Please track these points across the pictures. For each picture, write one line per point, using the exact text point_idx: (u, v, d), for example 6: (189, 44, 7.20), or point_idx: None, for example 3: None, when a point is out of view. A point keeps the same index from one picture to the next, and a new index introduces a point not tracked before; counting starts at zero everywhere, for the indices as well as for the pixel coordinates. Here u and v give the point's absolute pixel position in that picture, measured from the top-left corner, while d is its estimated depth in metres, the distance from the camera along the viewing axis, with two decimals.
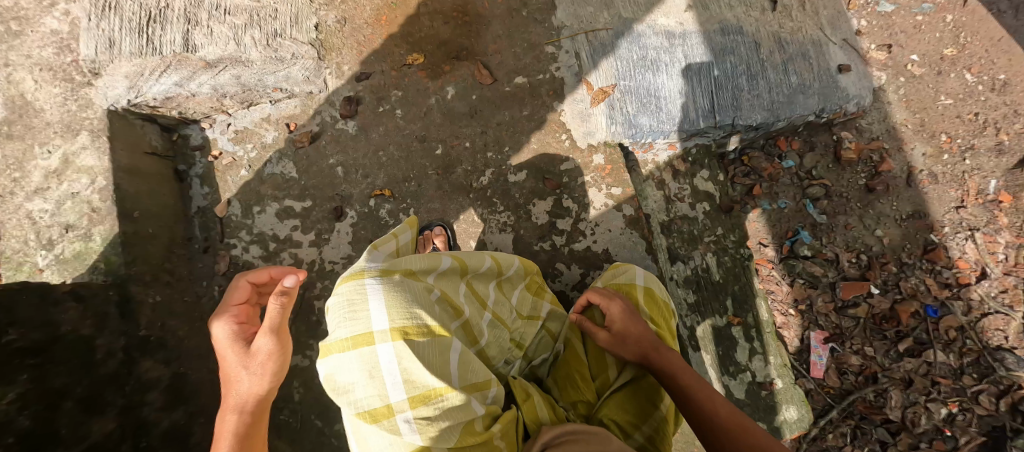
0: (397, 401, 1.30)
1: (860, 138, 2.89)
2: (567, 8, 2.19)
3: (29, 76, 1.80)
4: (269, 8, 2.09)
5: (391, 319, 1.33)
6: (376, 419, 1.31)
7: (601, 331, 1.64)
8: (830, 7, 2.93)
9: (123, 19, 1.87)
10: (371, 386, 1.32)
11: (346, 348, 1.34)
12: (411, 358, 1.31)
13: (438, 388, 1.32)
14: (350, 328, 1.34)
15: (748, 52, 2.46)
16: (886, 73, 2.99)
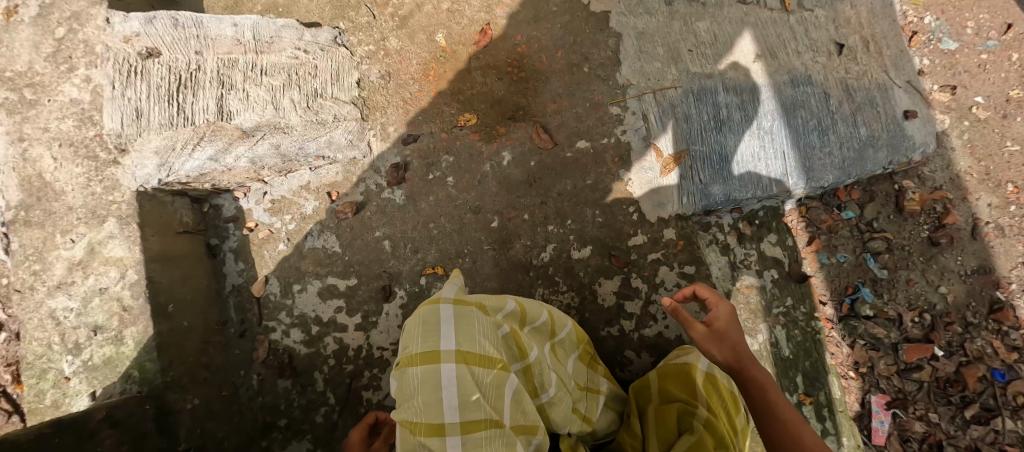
0: (451, 422, 1.21)
1: (923, 187, 2.50)
2: (633, 64, 2.00)
3: (47, 152, 1.61)
4: (308, 64, 1.90)
5: (461, 343, 1.29)
6: (424, 436, 1.21)
7: (698, 324, 1.64)
8: (893, 46, 2.61)
9: (151, 86, 1.68)
10: (427, 403, 1.23)
11: (413, 363, 1.28)
12: (473, 380, 1.26)
13: (490, 419, 1.24)
14: (419, 345, 1.30)
15: (818, 104, 2.28)
16: (949, 117, 2.58)
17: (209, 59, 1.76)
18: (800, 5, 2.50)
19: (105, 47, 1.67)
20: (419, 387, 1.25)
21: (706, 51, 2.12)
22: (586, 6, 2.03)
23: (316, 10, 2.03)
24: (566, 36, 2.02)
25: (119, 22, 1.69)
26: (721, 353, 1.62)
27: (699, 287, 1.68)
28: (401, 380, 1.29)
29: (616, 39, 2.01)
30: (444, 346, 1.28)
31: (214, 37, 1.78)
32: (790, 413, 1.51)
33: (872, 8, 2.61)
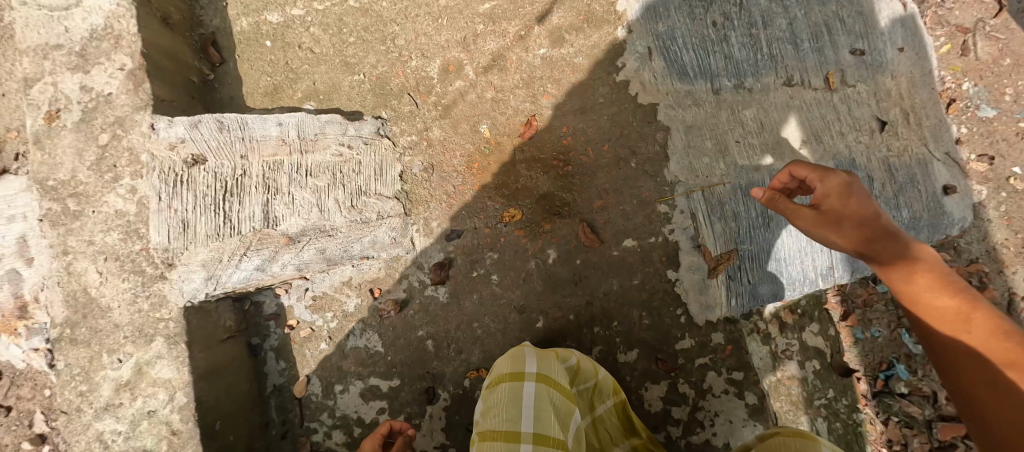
0: (525, 431, 1.30)
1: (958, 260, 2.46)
2: (682, 160, 1.96)
3: (92, 266, 1.58)
4: (352, 160, 1.85)
5: (543, 369, 1.45)
6: (502, 440, 1.31)
7: (805, 210, 1.45)
8: (933, 115, 2.46)
9: (197, 195, 1.64)
10: (507, 414, 1.35)
11: (499, 385, 1.46)
12: (548, 399, 1.37)
13: (559, 440, 1.31)
14: (504, 373, 1.49)
15: (864, 189, 2.26)
16: (986, 188, 2.48)
17: (254, 163, 1.72)
18: (843, 80, 2.41)
19: (151, 154, 1.63)
20: (500, 400, 1.41)
21: (754, 141, 2.07)
22: (634, 97, 1.98)
23: (357, 96, 1.99)
24: (614, 129, 1.97)
25: (164, 128, 1.65)
26: (844, 238, 1.44)
27: (799, 165, 1.49)
28: (486, 400, 1.46)
29: (664, 133, 1.97)
30: (527, 370, 1.45)
31: (260, 138, 1.74)
32: (945, 295, 1.31)
33: (910, 77, 2.46)
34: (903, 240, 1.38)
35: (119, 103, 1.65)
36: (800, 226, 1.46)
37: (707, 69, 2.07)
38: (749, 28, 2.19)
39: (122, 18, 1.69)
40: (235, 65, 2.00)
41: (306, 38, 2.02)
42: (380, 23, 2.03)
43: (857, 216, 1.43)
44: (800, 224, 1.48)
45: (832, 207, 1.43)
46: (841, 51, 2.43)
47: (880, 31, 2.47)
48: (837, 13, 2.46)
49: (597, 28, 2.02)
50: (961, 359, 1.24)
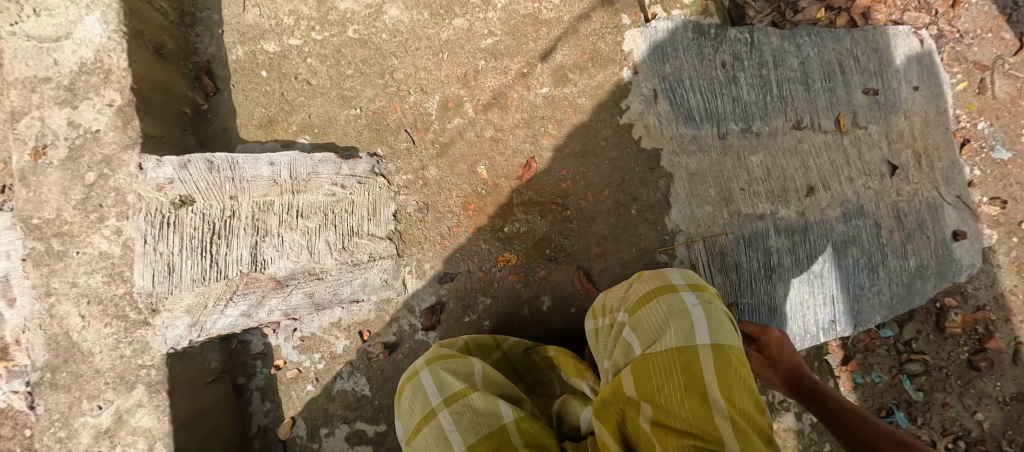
0: (437, 402, 1.35)
1: (965, 306, 2.38)
2: (683, 208, 1.91)
3: (74, 309, 1.55)
4: (345, 200, 1.81)
5: (431, 355, 1.50)
6: (427, 421, 1.34)
7: (753, 354, 1.69)
8: (946, 156, 2.36)
9: (184, 238, 1.61)
10: (417, 404, 1.39)
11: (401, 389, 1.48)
12: (441, 370, 1.41)
13: (465, 389, 1.36)
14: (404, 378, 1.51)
15: (870, 237, 2.15)
16: (996, 232, 2.42)
17: (244, 203, 1.68)
18: (854, 122, 2.32)
19: (137, 195, 1.60)
20: (407, 401, 1.43)
21: (759, 188, 2.01)
22: (637, 141, 1.93)
23: (353, 131, 1.94)
24: (615, 174, 1.92)
25: (152, 167, 1.61)
26: (781, 379, 1.65)
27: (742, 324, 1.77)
28: (399, 408, 1.46)
29: (667, 179, 1.91)
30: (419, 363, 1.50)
31: (250, 178, 1.70)
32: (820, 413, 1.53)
33: (925, 116, 2.37)
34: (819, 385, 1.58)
35: (107, 140, 1.61)
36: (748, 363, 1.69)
37: (714, 111, 2.00)
38: (758, 69, 2.13)
39: (112, 51, 1.65)
40: (230, 95, 1.96)
41: (303, 69, 1.97)
42: (379, 56, 1.98)
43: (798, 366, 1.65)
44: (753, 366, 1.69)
45: (778, 356, 1.66)
46: (854, 90, 2.34)
47: (895, 69, 2.40)
48: (852, 51, 2.40)
49: (602, 68, 1.96)
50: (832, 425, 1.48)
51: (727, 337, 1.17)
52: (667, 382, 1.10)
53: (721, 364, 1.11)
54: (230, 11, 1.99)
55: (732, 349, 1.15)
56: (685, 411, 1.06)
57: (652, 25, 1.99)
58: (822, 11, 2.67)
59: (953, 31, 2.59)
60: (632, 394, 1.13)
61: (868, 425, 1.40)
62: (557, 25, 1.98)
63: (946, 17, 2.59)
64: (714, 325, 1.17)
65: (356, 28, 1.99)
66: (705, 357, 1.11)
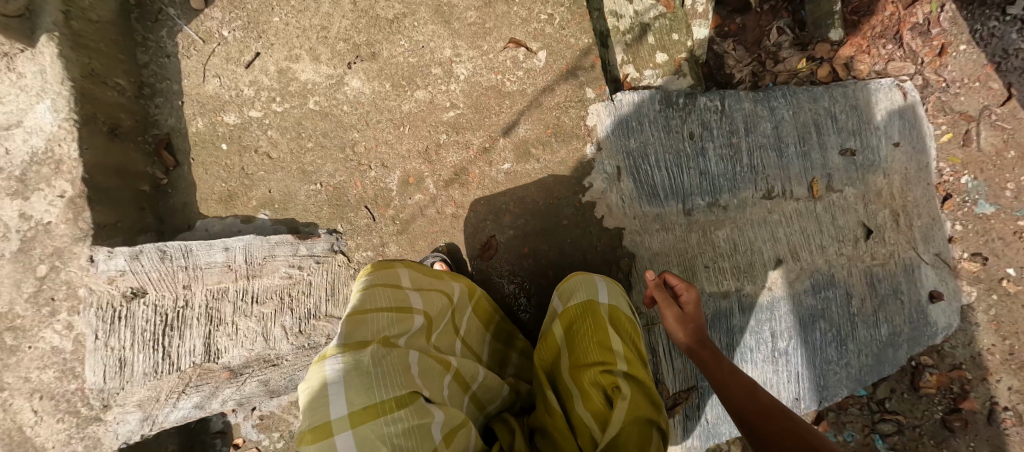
0: None
1: (941, 365, 2.32)
2: (646, 288, 1.90)
3: (27, 404, 1.58)
4: (302, 282, 1.81)
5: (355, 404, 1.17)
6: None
7: (671, 308, 1.59)
8: (925, 213, 2.32)
9: (135, 331, 1.64)
10: None
11: (359, 422, 1.15)
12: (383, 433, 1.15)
13: None
14: (355, 399, 1.17)
15: (841, 308, 2.11)
16: (977, 288, 2.31)
17: (197, 291, 1.70)
18: (829, 186, 2.28)
19: (88, 288, 1.62)
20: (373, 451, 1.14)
21: (724, 264, 1.99)
22: (600, 220, 1.91)
23: (314, 207, 1.93)
24: (577, 253, 1.91)
25: (104, 259, 1.63)
26: (686, 337, 1.56)
27: (663, 276, 1.63)
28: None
29: (629, 259, 1.90)
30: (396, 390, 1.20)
31: (205, 266, 1.71)
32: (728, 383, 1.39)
33: (905, 175, 2.32)
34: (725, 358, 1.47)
35: (58, 233, 1.63)
36: (666, 319, 1.58)
37: (680, 186, 1.97)
38: (729, 137, 2.10)
39: (63, 141, 1.65)
40: (190, 168, 1.94)
41: (263, 141, 1.95)
42: (340, 128, 1.95)
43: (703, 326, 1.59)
44: (667, 321, 1.59)
45: (691, 315, 1.58)
46: (830, 152, 2.30)
47: (875, 125, 2.35)
48: (829, 109, 2.34)
49: (566, 143, 1.93)
50: (742, 402, 1.33)
51: (621, 300, 1.58)
52: (581, 332, 1.49)
53: (617, 317, 1.53)
54: (190, 82, 1.96)
55: (625, 308, 1.57)
56: (592, 349, 1.45)
57: (617, 98, 1.96)
58: (804, 61, 2.56)
59: (939, 79, 2.46)
60: (556, 341, 1.53)
61: (757, 399, 1.31)
62: (521, 98, 1.95)
63: (932, 65, 2.45)
64: (614, 295, 1.58)
65: (318, 99, 1.96)
66: (606, 311, 1.53)
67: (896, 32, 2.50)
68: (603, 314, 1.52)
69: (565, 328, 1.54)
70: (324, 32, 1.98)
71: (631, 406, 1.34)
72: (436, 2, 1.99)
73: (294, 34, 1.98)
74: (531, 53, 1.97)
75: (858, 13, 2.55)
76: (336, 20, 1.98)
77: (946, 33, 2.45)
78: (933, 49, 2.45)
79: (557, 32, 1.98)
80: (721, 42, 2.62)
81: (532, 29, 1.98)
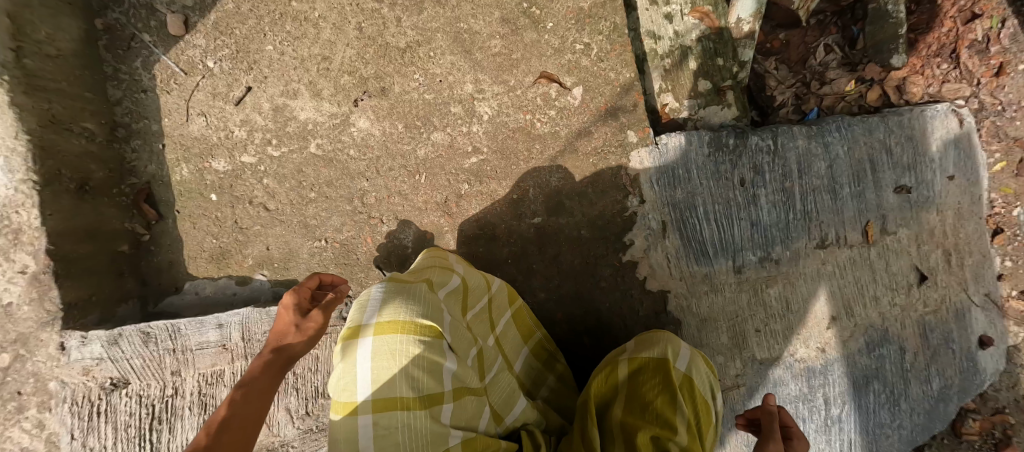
0: (370, 398, 1.17)
1: (984, 410, 2.10)
2: None
3: None
4: (307, 357, 1.63)
5: (386, 317, 1.24)
6: (403, 410, 1.17)
7: (778, 442, 1.33)
8: (976, 250, 2.14)
9: (117, 427, 1.45)
10: (345, 377, 1.21)
11: (382, 333, 1.22)
12: (398, 348, 1.20)
13: (408, 400, 1.17)
14: (389, 315, 1.24)
15: (894, 366, 2.05)
16: None
17: (188, 377, 1.50)
18: (883, 229, 2.08)
19: (61, 381, 1.42)
20: (385, 363, 1.19)
21: (776, 326, 1.81)
22: (642, 281, 1.71)
23: (318, 266, 1.70)
24: (617, 318, 1.71)
25: (77, 346, 1.42)
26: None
27: (780, 411, 1.43)
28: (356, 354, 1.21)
29: (674, 326, 1.72)
30: (426, 322, 1.24)
31: (196, 347, 1.50)
32: None
33: (959, 210, 2.12)
34: None
35: (22, 315, 1.40)
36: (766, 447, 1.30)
37: (729, 242, 1.77)
38: (781, 181, 1.88)
39: (20, 207, 1.41)
40: (176, 221, 1.69)
41: (259, 191, 1.70)
42: (346, 177, 1.71)
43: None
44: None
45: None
46: (885, 191, 2.09)
47: (930, 158, 2.12)
48: (884, 142, 2.11)
49: (603, 194, 1.72)
50: None
51: (704, 379, 1.37)
52: (647, 388, 1.33)
53: (693, 391, 1.33)
54: (171, 122, 1.70)
55: (706, 389, 1.36)
56: (651, 414, 1.28)
57: (662, 141, 1.73)
58: (854, 83, 2.30)
59: (993, 102, 2.17)
60: (616, 382, 1.38)
61: None
62: (553, 141, 1.72)
63: (987, 86, 2.16)
64: (697, 372, 1.36)
65: (320, 142, 1.71)
66: (683, 380, 1.33)
67: (952, 50, 2.21)
68: (677, 381, 1.32)
69: (631, 373, 1.38)
70: (325, 62, 1.72)
71: None
72: (454, 28, 1.73)
73: (290, 65, 1.72)
74: (564, 89, 1.72)
75: (915, 30, 2.29)
76: (339, 49, 1.72)
77: (1005, 52, 2.15)
78: (989, 68, 2.16)
79: (593, 64, 1.73)
80: (762, 60, 2.36)
81: (566, 61, 1.73)
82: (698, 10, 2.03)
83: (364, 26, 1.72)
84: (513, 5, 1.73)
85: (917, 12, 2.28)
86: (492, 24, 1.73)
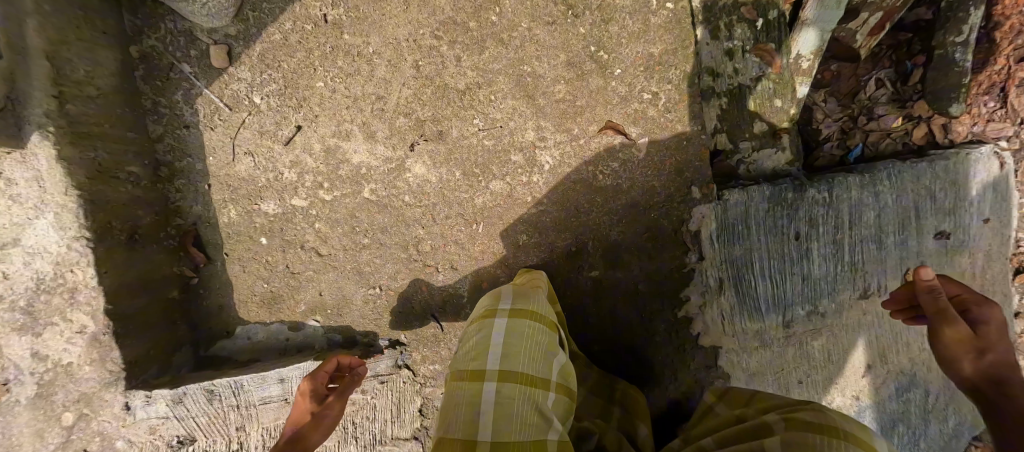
0: (496, 367, 1.22)
1: None
2: None
3: None
4: (365, 407, 1.63)
5: (518, 304, 1.34)
6: (524, 387, 1.20)
7: (961, 324, 1.13)
8: (999, 289, 2.20)
9: None
10: (475, 350, 1.26)
11: (516, 316, 1.31)
12: (526, 330, 1.28)
13: (530, 376, 1.22)
14: (521, 302, 1.35)
15: None
16: None
17: (252, 431, 1.52)
18: None
19: (127, 440, 1.42)
20: (516, 340, 1.26)
21: (818, 376, 1.91)
22: (696, 337, 1.75)
23: (372, 314, 1.67)
24: (667, 369, 1.76)
25: (141, 406, 1.40)
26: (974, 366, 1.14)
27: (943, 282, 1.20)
28: (490, 327, 1.29)
29: (723, 380, 1.76)
30: (550, 320, 1.35)
31: (259, 403, 1.50)
32: None
33: (988, 252, 2.16)
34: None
35: (84, 376, 1.36)
36: (945, 336, 1.13)
37: (780, 297, 1.75)
38: (833, 234, 1.88)
39: (76, 265, 1.33)
40: (224, 265, 1.64)
41: (311, 236, 1.65)
42: (401, 223, 1.66)
43: (1003, 361, 1.13)
44: (944, 344, 1.13)
45: (984, 340, 1.13)
46: (926, 237, 2.10)
47: (969, 201, 2.12)
48: (930, 188, 2.08)
49: (661, 248, 1.72)
50: None
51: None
52: None
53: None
54: (217, 160, 1.62)
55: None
56: None
57: (726, 197, 1.69)
58: (901, 120, 2.22)
59: None
60: None
61: None
62: (615, 194, 1.68)
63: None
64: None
65: (374, 187, 1.65)
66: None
67: (1000, 88, 2.10)
68: None
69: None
70: (380, 103, 1.63)
71: None
72: (517, 70, 1.64)
73: (342, 103, 1.63)
74: (629, 140, 1.67)
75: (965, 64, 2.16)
76: (394, 89, 1.63)
77: None
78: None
79: (659, 115, 1.67)
80: (811, 92, 2.30)
81: (632, 110, 1.67)
82: (758, 47, 1.96)
83: (421, 65, 1.63)
84: (579, 48, 1.64)
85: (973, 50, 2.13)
86: (557, 68, 1.64)
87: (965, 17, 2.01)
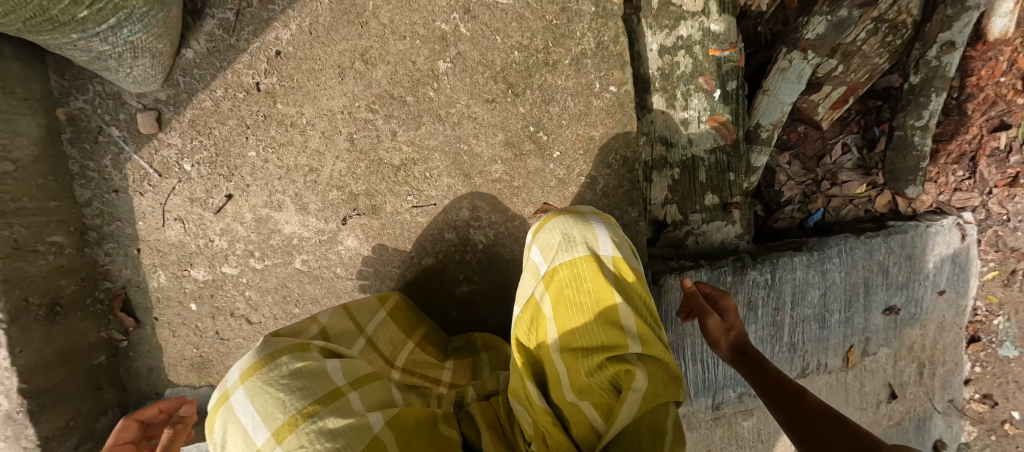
0: (267, 436, 1.01)
1: None
2: None
3: None
4: None
5: (244, 364, 1.14)
6: (311, 420, 1.03)
7: (715, 314, 1.41)
8: (948, 359, 2.18)
9: None
10: (236, 440, 1.03)
11: (249, 375, 1.10)
12: (271, 375, 1.09)
13: (309, 405, 1.05)
14: (247, 361, 1.14)
15: None
16: (979, 429, 2.23)
17: None
18: (865, 352, 2.06)
19: None
20: (266, 392, 1.07)
21: None
22: None
23: None
24: None
25: None
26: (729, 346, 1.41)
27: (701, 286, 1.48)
28: (232, 411, 1.06)
29: None
30: (288, 344, 1.19)
31: None
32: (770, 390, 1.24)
33: (941, 322, 2.14)
34: (766, 365, 1.31)
35: None
36: (704, 322, 1.41)
37: (710, 382, 1.82)
38: (773, 314, 1.93)
39: None
40: (153, 329, 1.65)
41: (241, 303, 1.65)
42: (332, 294, 1.66)
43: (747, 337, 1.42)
44: (708, 328, 1.42)
45: (733, 322, 1.42)
46: (874, 313, 2.05)
47: (925, 274, 2.07)
48: (883, 263, 2.02)
49: None
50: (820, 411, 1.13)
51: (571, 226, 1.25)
52: (544, 245, 1.24)
53: (545, 257, 1.23)
54: (146, 225, 1.60)
55: (566, 248, 1.19)
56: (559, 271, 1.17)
57: (663, 283, 1.76)
58: (864, 186, 2.16)
59: (999, 211, 2.06)
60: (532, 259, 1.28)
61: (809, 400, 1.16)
62: None
63: (998, 196, 2.04)
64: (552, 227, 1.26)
65: (305, 258, 1.64)
66: (538, 263, 1.24)
67: (970, 158, 2.06)
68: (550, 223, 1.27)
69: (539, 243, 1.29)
70: (312, 174, 1.61)
71: (587, 296, 1.13)
72: (454, 148, 1.61)
73: (274, 174, 1.60)
74: None
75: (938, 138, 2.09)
76: (328, 161, 1.60)
77: None
78: (1004, 177, 2.02)
79: (597, 199, 1.63)
80: (775, 154, 2.20)
81: (569, 193, 1.63)
82: (715, 118, 1.88)
83: (355, 138, 1.59)
84: (519, 128, 1.60)
85: (944, 122, 2.08)
86: (495, 147, 1.60)
87: (926, 102, 1.93)
